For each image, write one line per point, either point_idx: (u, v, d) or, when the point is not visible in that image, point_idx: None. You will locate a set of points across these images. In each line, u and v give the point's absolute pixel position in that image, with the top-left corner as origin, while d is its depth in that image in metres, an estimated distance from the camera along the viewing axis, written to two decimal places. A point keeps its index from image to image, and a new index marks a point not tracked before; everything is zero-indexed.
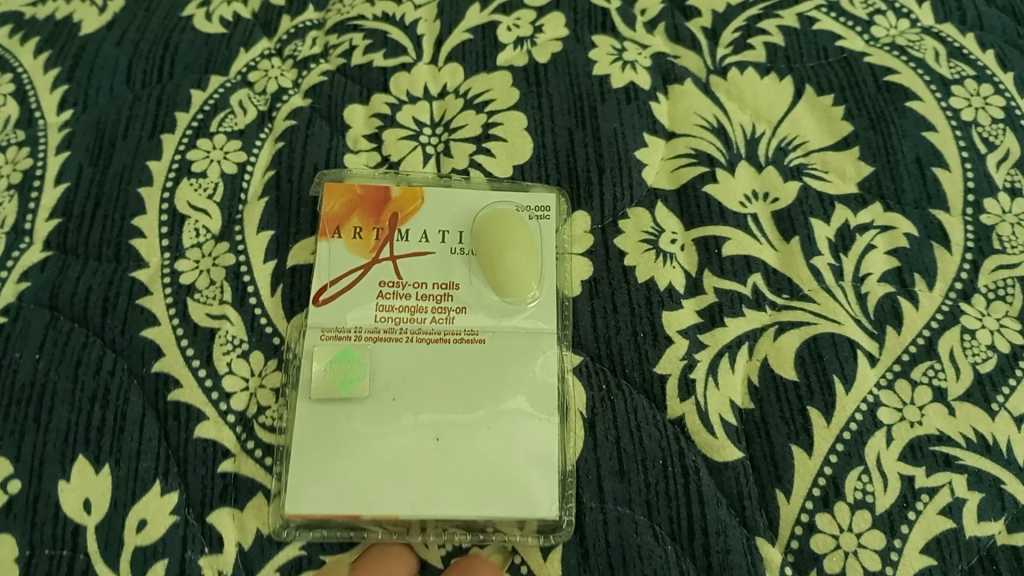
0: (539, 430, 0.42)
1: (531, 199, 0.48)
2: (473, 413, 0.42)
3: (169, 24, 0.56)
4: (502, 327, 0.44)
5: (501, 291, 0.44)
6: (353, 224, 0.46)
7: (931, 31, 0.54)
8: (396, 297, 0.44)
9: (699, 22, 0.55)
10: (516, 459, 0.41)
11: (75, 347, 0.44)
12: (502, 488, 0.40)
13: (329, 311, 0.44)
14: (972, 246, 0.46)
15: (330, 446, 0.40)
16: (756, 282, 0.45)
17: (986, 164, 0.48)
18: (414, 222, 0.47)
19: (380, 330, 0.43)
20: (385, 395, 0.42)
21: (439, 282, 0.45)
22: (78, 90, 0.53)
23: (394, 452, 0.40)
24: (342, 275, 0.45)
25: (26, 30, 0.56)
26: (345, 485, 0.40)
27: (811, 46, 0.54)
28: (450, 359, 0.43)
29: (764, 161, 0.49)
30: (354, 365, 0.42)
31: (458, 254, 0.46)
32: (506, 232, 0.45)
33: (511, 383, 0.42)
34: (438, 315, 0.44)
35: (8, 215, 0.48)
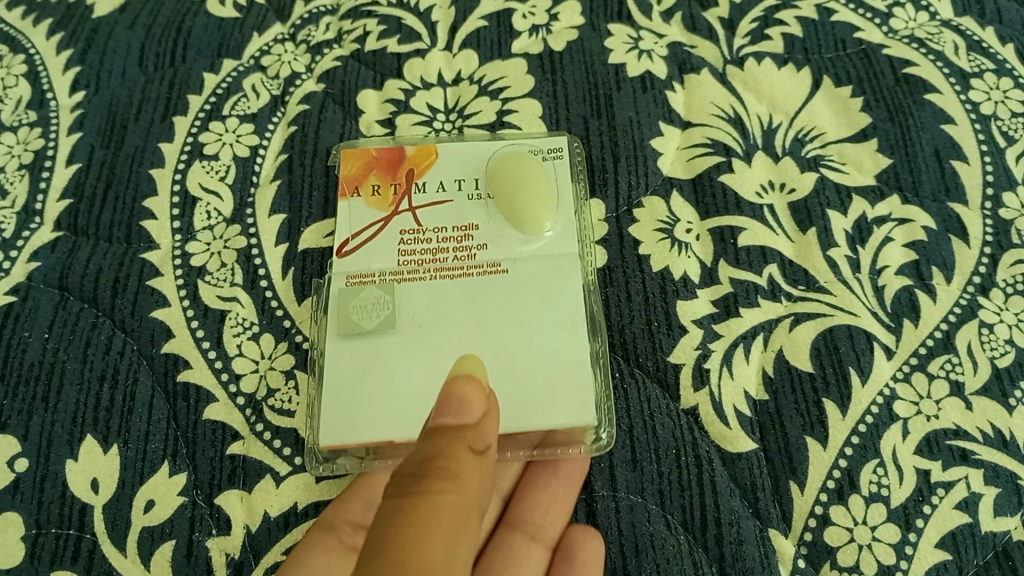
0: (565, 345, 0.41)
1: (545, 141, 0.49)
2: (501, 333, 0.41)
3: (183, 7, 0.56)
4: (524, 255, 0.44)
5: (522, 225, 0.44)
6: (371, 182, 0.47)
7: (950, 24, 0.53)
8: (416, 242, 0.45)
9: (716, 12, 0.55)
10: (547, 372, 0.40)
11: (84, 328, 0.43)
12: (535, 402, 0.40)
13: (352, 262, 0.44)
14: (991, 239, 0.45)
15: (359, 377, 0.40)
16: (771, 273, 0.45)
17: (1006, 158, 0.48)
18: (431, 174, 0.47)
19: (403, 270, 0.43)
20: (410, 324, 0.41)
21: (458, 224, 0.45)
22: (90, 72, 0.53)
23: (423, 376, 0.40)
24: (363, 228, 0.45)
25: (39, 12, 0.56)
26: (376, 412, 0.39)
27: (829, 38, 0.53)
28: (476, 287, 0.43)
29: (780, 152, 0.49)
30: (379, 301, 0.42)
31: (475, 199, 0.46)
32: (517, 167, 0.46)
33: (538, 302, 0.42)
34: (460, 253, 0.44)
35: (18, 195, 0.48)
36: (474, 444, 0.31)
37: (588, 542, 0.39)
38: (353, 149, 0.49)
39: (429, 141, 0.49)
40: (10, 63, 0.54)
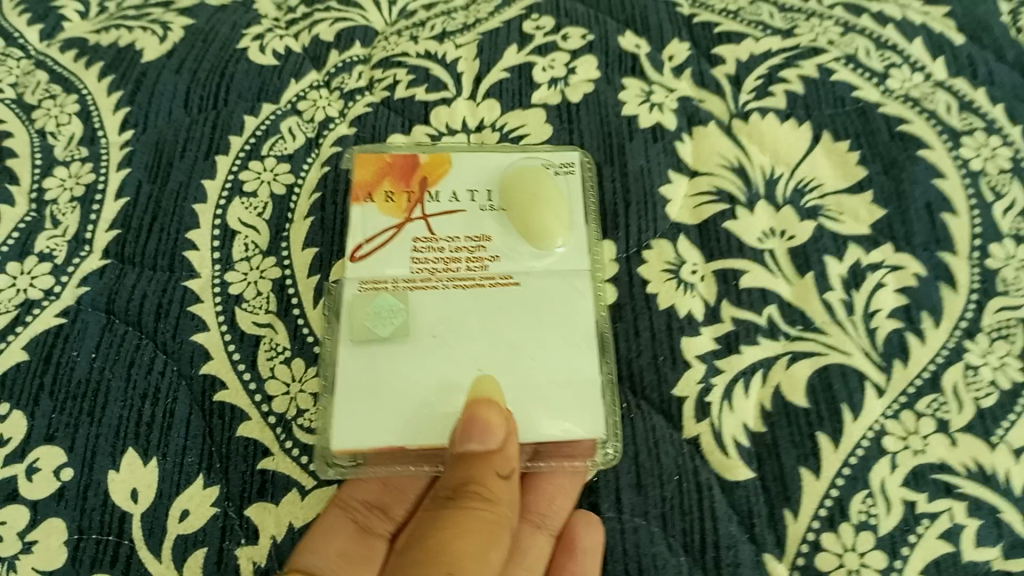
0: (572, 359, 0.45)
1: (557, 156, 0.53)
2: (511, 346, 0.45)
3: (226, 55, 0.60)
4: (535, 270, 0.47)
5: (532, 238, 0.48)
6: (385, 188, 0.50)
7: (944, 85, 0.57)
8: (429, 250, 0.48)
9: (723, 69, 0.59)
10: (554, 384, 0.44)
11: (128, 348, 0.46)
12: (539, 412, 0.43)
13: (364, 266, 0.48)
14: (977, 287, 0.48)
15: (372, 383, 0.43)
16: (770, 314, 0.48)
17: (993, 212, 0.51)
18: (444, 183, 0.51)
19: (416, 279, 0.47)
20: (424, 333, 0.45)
21: (472, 236, 0.49)
22: (139, 112, 0.57)
23: (434, 382, 0.44)
24: (377, 234, 0.49)
25: (92, 56, 0.60)
26: (390, 418, 0.43)
27: (829, 95, 0.57)
28: (489, 299, 0.46)
29: (781, 201, 0.52)
30: (393, 309, 0.45)
31: (487, 210, 0.50)
32: (529, 180, 0.50)
33: (548, 318, 0.46)
34: (472, 264, 0.48)
35: (69, 224, 0.51)
36: (501, 469, 0.37)
37: (591, 530, 0.43)
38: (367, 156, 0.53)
39: (443, 151, 0.53)
40: (64, 103, 0.57)
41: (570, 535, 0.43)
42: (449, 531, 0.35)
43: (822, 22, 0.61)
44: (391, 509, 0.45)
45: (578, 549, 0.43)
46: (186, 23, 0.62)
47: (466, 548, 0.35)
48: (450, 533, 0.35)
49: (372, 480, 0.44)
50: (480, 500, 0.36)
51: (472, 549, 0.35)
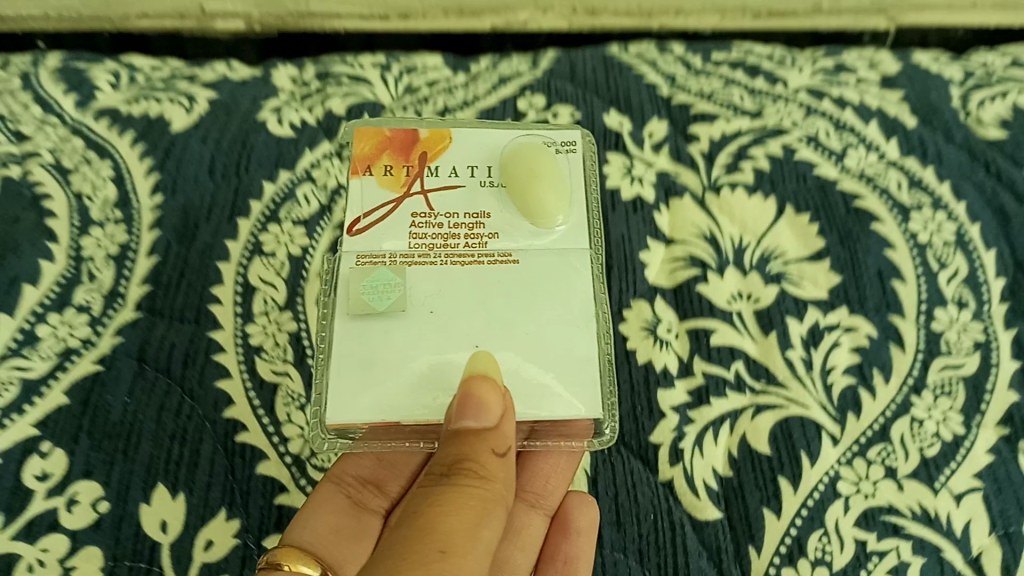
0: (570, 340, 0.45)
1: (558, 135, 0.52)
2: (509, 323, 0.45)
3: (248, 126, 0.66)
4: (536, 247, 0.47)
5: (534, 218, 0.47)
6: (384, 162, 0.49)
7: (896, 164, 0.63)
8: (428, 225, 0.46)
9: (698, 146, 0.65)
10: (552, 364, 0.44)
11: (159, 393, 0.51)
12: (537, 391, 0.43)
13: (362, 241, 0.46)
14: (923, 348, 0.54)
15: (368, 358, 0.43)
16: (738, 369, 0.53)
17: (938, 280, 0.57)
18: (444, 158, 0.49)
19: (414, 254, 0.45)
20: (421, 309, 0.44)
21: (471, 211, 0.47)
22: (168, 177, 0.62)
23: (430, 360, 0.43)
24: (374, 208, 0.47)
25: (124, 125, 0.66)
26: (386, 392, 0.43)
27: (792, 172, 0.63)
28: (488, 275, 0.45)
29: (748, 267, 0.58)
30: (389, 284, 0.44)
31: (488, 186, 0.48)
32: (530, 160, 0.49)
33: (546, 296, 0.46)
34: (471, 240, 0.46)
35: (105, 280, 0.56)
36: (496, 447, 0.39)
37: (585, 514, 0.48)
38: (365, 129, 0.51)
39: (443, 125, 0.51)
40: (100, 168, 0.63)
41: (564, 517, 0.49)
42: (442, 506, 0.36)
43: (785, 105, 0.68)
44: (384, 487, 0.51)
45: (572, 530, 0.49)
46: (211, 97, 0.69)
47: (459, 520, 0.36)
48: (443, 509, 0.36)
49: (366, 457, 0.51)
50: (474, 475, 0.38)
51: (466, 521, 0.36)
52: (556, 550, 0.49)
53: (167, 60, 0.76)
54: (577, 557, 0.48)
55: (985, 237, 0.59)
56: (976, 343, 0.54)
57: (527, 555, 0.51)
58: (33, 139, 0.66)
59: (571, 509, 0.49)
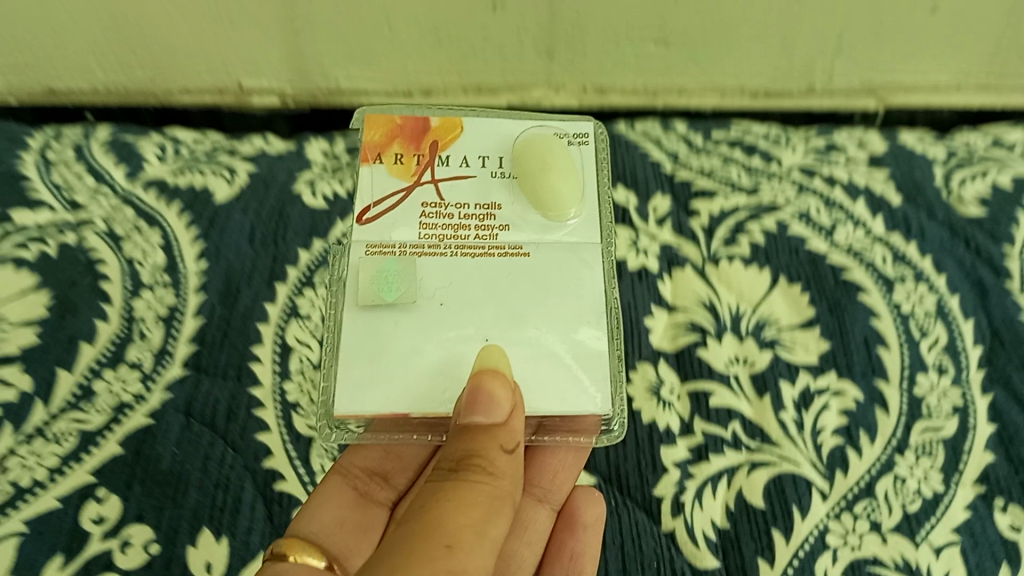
0: (579, 333, 0.47)
1: (572, 126, 0.54)
2: (518, 319, 0.47)
3: (285, 198, 0.72)
4: (547, 241, 0.49)
5: (546, 211, 0.49)
6: (394, 151, 0.51)
7: (881, 239, 0.69)
8: (438, 215, 0.48)
9: (698, 220, 0.71)
10: (561, 359, 0.46)
11: (204, 445, 0.56)
12: (548, 385, 0.45)
13: (372, 229, 0.48)
14: (906, 411, 0.58)
15: (376, 348, 0.45)
16: (735, 428, 0.58)
17: (920, 348, 0.61)
18: (454, 148, 0.52)
19: (424, 245, 0.48)
20: (432, 301, 0.46)
21: (481, 202, 0.49)
22: (212, 244, 0.68)
23: (441, 351, 0.45)
24: (386, 197, 0.49)
25: (171, 196, 0.72)
26: (395, 382, 0.45)
27: (785, 246, 0.68)
28: (498, 268, 0.48)
29: (745, 333, 0.63)
30: (398, 277, 0.47)
31: (498, 176, 0.50)
32: (543, 151, 0.51)
33: (554, 290, 0.47)
34: (481, 232, 0.48)
35: (155, 339, 0.61)
36: (506, 442, 0.40)
37: (593, 510, 0.54)
38: (376, 117, 0.53)
39: (454, 114, 0.54)
40: (149, 236, 0.69)
41: (571, 514, 0.54)
42: (450, 501, 0.38)
43: (779, 184, 0.73)
44: (391, 479, 0.55)
45: (579, 526, 0.53)
46: (251, 170, 0.75)
47: (466, 516, 0.37)
48: (451, 505, 0.38)
49: (375, 450, 0.55)
50: (483, 471, 0.39)
51: (473, 517, 0.37)
52: (561, 548, 0.54)
53: (209, 133, 0.82)
54: (582, 552, 0.53)
55: (964, 307, 0.64)
56: (955, 407, 0.58)
57: (532, 548, 0.55)
58: (87, 208, 0.72)
59: (580, 506, 0.54)
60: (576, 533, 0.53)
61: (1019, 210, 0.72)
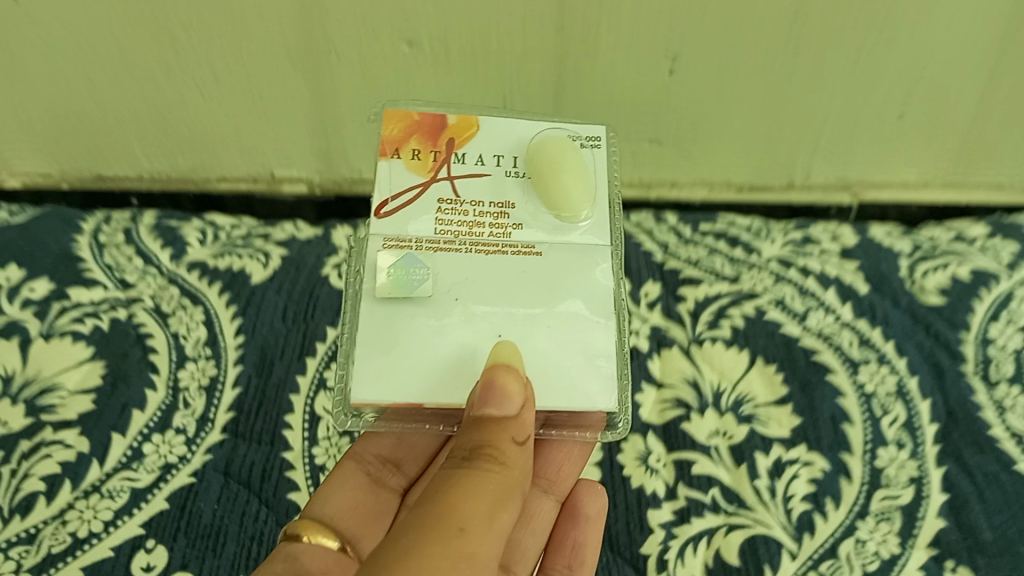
0: (592, 330, 0.49)
1: (583, 130, 0.56)
2: (528, 314, 0.49)
3: (314, 280, 0.80)
4: (560, 241, 0.51)
5: (560, 212, 0.51)
6: (412, 147, 0.53)
7: (849, 324, 0.77)
8: (454, 212, 0.51)
9: (685, 305, 0.78)
10: (573, 355, 0.48)
11: (241, 502, 0.64)
12: (562, 380, 0.47)
13: (389, 222, 0.50)
14: (867, 480, 0.65)
15: (392, 340, 0.47)
16: (714, 494, 0.65)
17: (881, 424, 0.69)
18: (470, 146, 0.54)
19: (440, 240, 0.50)
20: (447, 296, 0.48)
21: (496, 200, 0.52)
22: (249, 321, 0.76)
23: (456, 345, 0.47)
24: (403, 192, 0.51)
25: (212, 277, 0.81)
26: (410, 372, 0.46)
27: (763, 329, 0.76)
28: (512, 265, 0.50)
29: (725, 408, 0.70)
30: (415, 271, 0.48)
31: (512, 176, 0.53)
32: (556, 152, 0.53)
33: (566, 288, 0.50)
34: (496, 230, 0.51)
35: (197, 407, 0.69)
36: (517, 436, 0.43)
37: (596, 504, 0.59)
38: (395, 112, 0.55)
39: (470, 114, 0.56)
40: (193, 313, 0.77)
41: (574, 505, 0.59)
42: (463, 489, 0.40)
43: (758, 273, 0.82)
44: (403, 467, 0.59)
45: (582, 517, 0.59)
46: (283, 254, 0.84)
47: (477, 504, 0.40)
48: (464, 492, 0.40)
49: (387, 439, 0.59)
50: (497, 461, 0.41)
51: (483, 505, 0.40)
52: (564, 537, 0.58)
53: (245, 218, 0.91)
54: (584, 541, 0.58)
55: (922, 388, 0.71)
56: (911, 478, 0.65)
57: (534, 539, 0.58)
58: (136, 287, 0.80)
59: (583, 498, 0.59)
60: (579, 523, 0.58)
61: (975, 299, 0.80)
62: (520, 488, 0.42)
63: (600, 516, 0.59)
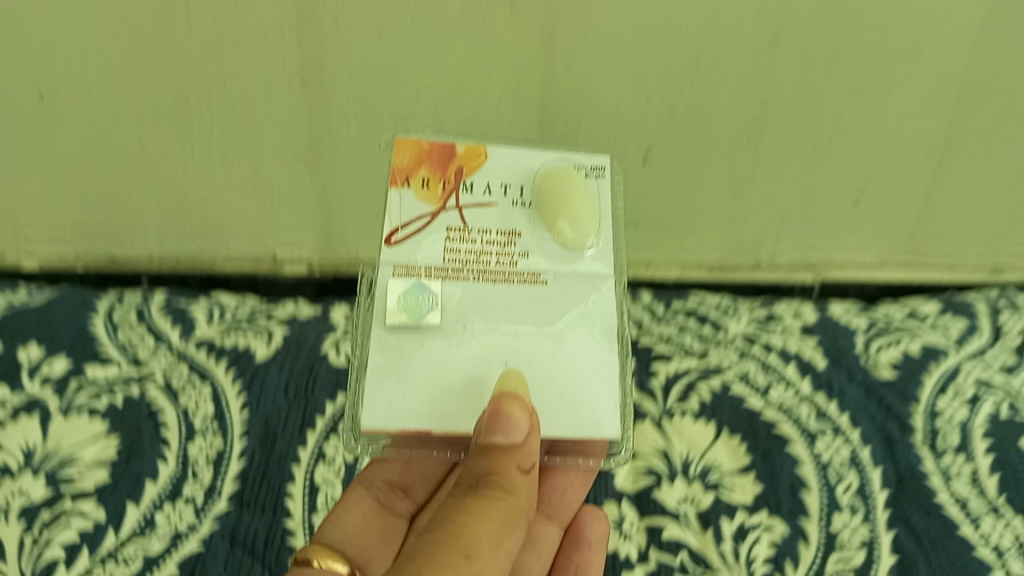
0: (595, 356, 0.51)
1: (589, 160, 0.59)
2: (533, 341, 0.51)
3: (314, 357, 0.87)
4: (564, 269, 0.53)
5: (564, 241, 0.53)
6: (422, 175, 0.56)
7: (808, 398, 0.83)
8: (461, 241, 0.53)
9: (658, 380, 0.85)
10: (577, 381, 0.50)
11: (246, 568, 0.69)
12: (566, 405, 0.49)
13: (399, 251, 0.53)
14: (823, 544, 0.71)
15: (401, 366, 0.49)
16: (682, 557, 0.70)
17: (836, 491, 0.75)
18: (478, 175, 0.57)
19: (448, 269, 0.52)
20: (455, 324, 0.51)
21: (503, 229, 0.54)
22: (253, 397, 0.82)
23: (463, 371, 0.49)
24: (412, 220, 0.54)
25: (219, 354, 0.87)
26: (419, 398, 0.48)
27: (728, 403, 0.82)
28: (517, 293, 0.52)
29: (693, 476, 0.76)
30: (423, 300, 0.51)
31: (518, 205, 0.55)
32: (564, 183, 0.55)
33: (569, 315, 0.52)
34: (502, 259, 0.53)
35: (205, 478, 0.75)
36: (522, 464, 0.45)
37: (597, 528, 0.64)
38: (405, 141, 0.58)
39: (478, 144, 0.59)
40: (201, 389, 0.83)
41: (578, 531, 0.64)
42: (471, 514, 0.42)
43: (725, 350, 0.88)
44: (411, 493, 0.65)
45: (585, 542, 0.63)
46: (286, 333, 0.90)
47: (486, 529, 0.42)
48: (472, 516, 0.42)
49: (396, 466, 0.65)
50: (502, 488, 0.44)
51: (491, 529, 0.42)
52: (568, 563, 0.63)
53: (249, 297, 0.98)
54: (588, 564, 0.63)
55: (874, 457, 0.78)
56: (863, 541, 0.71)
57: (541, 562, 0.61)
58: (148, 363, 0.86)
59: (586, 524, 0.64)
60: (583, 549, 0.63)
61: (925, 373, 0.87)
62: (524, 514, 0.45)
63: (600, 541, 0.64)
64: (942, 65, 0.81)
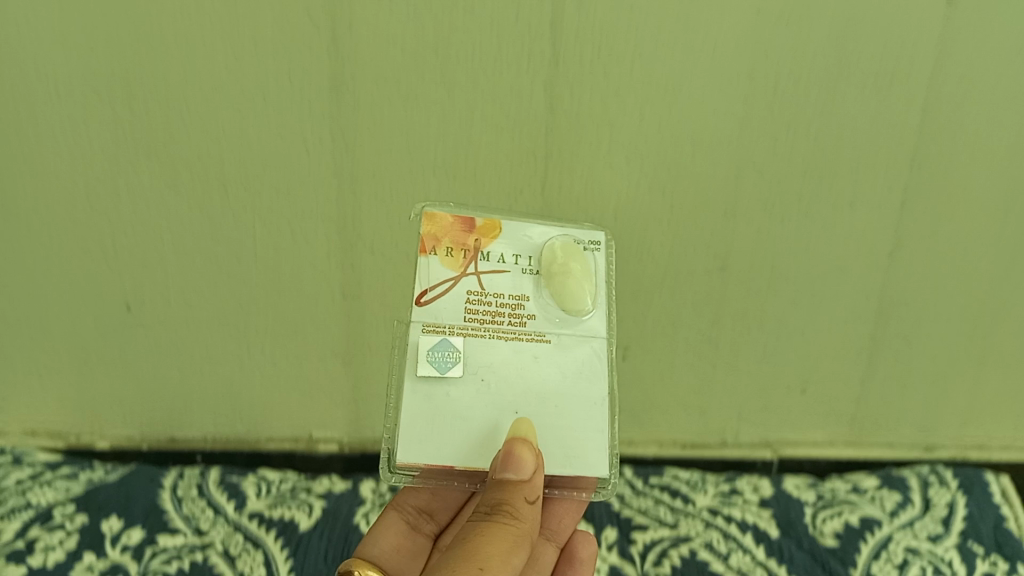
0: (589, 408, 0.62)
1: (588, 235, 0.69)
2: (539, 394, 0.62)
3: (348, 528, 1.05)
4: (566, 330, 0.64)
5: (567, 307, 0.64)
6: (446, 244, 0.64)
7: (761, 563, 1.00)
8: (480, 303, 0.63)
9: (637, 547, 1.02)
10: (573, 429, 0.61)
11: None
12: (562, 450, 0.61)
13: (427, 310, 0.62)
14: None
15: (430, 413, 0.60)
16: None
17: None
18: (494, 244, 0.66)
19: (468, 327, 0.62)
20: (476, 376, 0.61)
21: (514, 293, 0.64)
22: (298, 562, 0.99)
23: (480, 419, 0.60)
24: (438, 283, 0.63)
25: (268, 524, 1.04)
26: (444, 442, 0.59)
27: (694, 567, 0.99)
28: (526, 349, 0.62)
29: None
30: (448, 356, 0.61)
31: (528, 273, 0.65)
32: (568, 261, 0.65)
33: (569, 373, 0.63)
34: (513, 320, 0.63)
35: None
36: (527, 496, 0.57)
37: (587, 549, 0.79)
38: (430, 210, 0.66)
39: (492, 215, 0.68)
40: (254, 556, 0.99)
41: (572, 552, 0.78)
42: (486, 536, 0.54)
43: (692, 520, 1.06)
44: (436, 516, 0.80)
45: (577, 559, 0.78)
46: (324, 506, 1.08)
47: (496, 549, 0.53)
48: (487, 538, 0.54)
49: (424, 494, 0.80)
50: (511, 515, 0.55)
51: (501, 548, 0.53)
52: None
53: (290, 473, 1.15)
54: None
55: None
56: None
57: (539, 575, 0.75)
58: (209, 533, 1.03)
59: (578, 545, 0.79)
60: (575, 565, 0.77)
61: (862, 541, 1.03)
62: (528, 535, 0.56)
63: (590, 559, 0.79)
64: (844, 283, 1.04)
